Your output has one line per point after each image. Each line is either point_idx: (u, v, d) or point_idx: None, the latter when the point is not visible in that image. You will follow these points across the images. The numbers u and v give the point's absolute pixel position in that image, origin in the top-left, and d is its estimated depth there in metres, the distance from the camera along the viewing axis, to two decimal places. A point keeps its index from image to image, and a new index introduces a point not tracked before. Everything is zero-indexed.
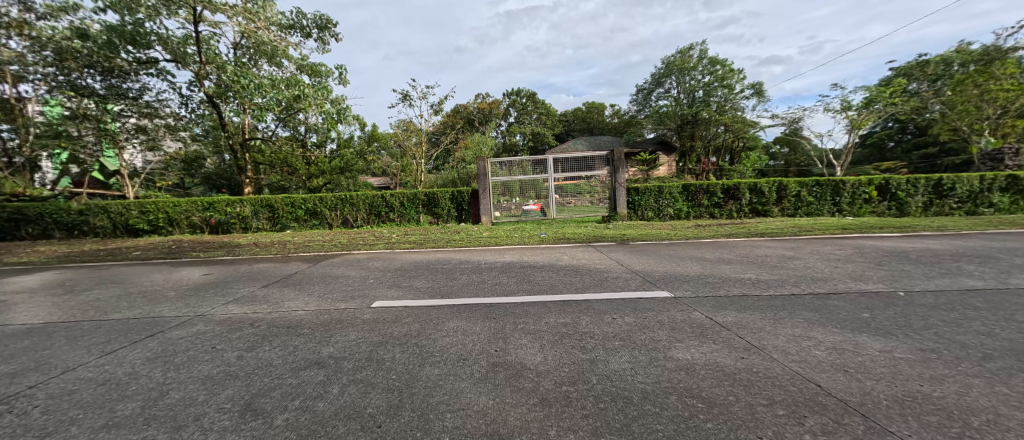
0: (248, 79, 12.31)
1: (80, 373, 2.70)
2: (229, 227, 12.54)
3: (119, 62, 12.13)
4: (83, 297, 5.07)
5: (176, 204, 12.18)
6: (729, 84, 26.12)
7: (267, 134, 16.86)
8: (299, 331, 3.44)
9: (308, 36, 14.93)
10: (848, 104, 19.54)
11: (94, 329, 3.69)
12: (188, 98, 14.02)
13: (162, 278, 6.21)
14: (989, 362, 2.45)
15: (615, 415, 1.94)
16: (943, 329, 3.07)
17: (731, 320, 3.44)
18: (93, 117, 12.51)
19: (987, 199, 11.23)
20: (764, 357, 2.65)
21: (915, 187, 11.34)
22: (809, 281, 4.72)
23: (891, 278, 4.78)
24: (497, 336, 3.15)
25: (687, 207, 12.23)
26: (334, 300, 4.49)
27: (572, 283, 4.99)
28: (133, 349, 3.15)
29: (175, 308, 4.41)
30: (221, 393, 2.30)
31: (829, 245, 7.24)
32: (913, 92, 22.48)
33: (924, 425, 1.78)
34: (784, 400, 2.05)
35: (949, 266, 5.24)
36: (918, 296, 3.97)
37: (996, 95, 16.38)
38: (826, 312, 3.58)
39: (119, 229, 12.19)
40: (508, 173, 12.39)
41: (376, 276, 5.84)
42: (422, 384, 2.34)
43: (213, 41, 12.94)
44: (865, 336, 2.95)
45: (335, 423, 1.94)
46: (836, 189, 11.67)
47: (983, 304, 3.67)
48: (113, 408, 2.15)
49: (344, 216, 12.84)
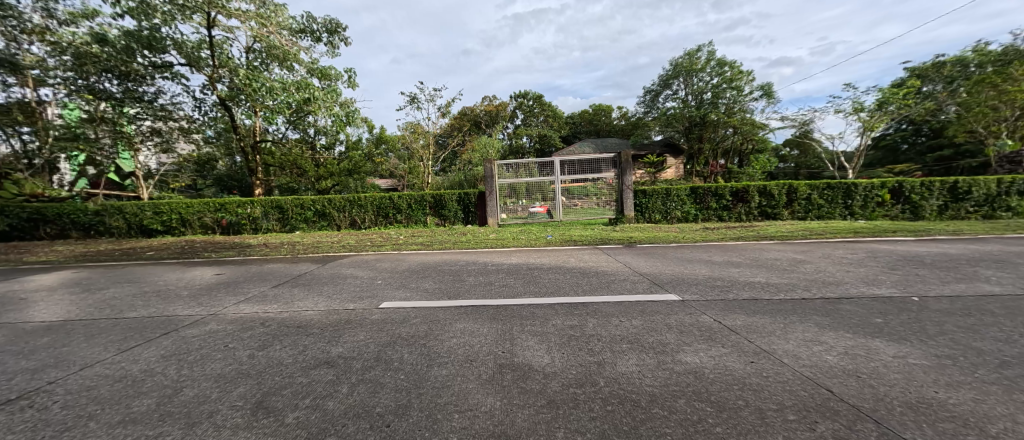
0: (260, 82, 12.59)
1: (98, 369, 2.77)
2: (240, 228, 12.71)
3: (136, 67, 12.41)
4: (99, 296, 5.20)
5: (189, 204, 12.49)
6: (738, 86, 25.64)
7: (278, 136, 17.13)
8: (309, 331, 3.48)
9: (318, 40, 15.17)
10: (860, 106, 19.21)
11: (110, 327, 3.77)
12: (201, 101, 14.28)
13: (175, 277, 6.34)
14: (1006, 369, 2.39)
15: (623, 418, 1.94)
16: (959, 335, 3.01)
17: (740, 324, 3.40)
18: (110, 120, 12.84)
19: (1005, 202, 10.93)
20: (774, 361, 2.62)
21: (929, 190, 11.14)
22: (820, 286, 4.65)
23: (905, 282, 4.70)
24: (505, 338, 3.17)
25: (695, 209, 12.15)
26: (343, 301, 4.52)
27: (579, 285, 4.99)
28: (148, 346, 3.21)
29: (188, 307, 4.49)
30: (233, 391, 2.34)
31: (842, 249, 7.13)
32: (927, 92, 22.10)
33: (938, 432, 1.75)
34: (794, 405, 2.03)
35: (965, 271, 5.13)
36: (933, 302, 3.89)
37: (1014, 96, 15.89)
38: (839, 317, 3.52)
39: (134, 230, 12.41)
40: (514, 175, 12.44)
41: (384, 277, 5.90)
42: (430, 385, 2.36)
43: (227, 45, 13.25)
44: (880, 342, 2.90)
45: (345, 422, 1.96)
46: (848, 192, 11.51)
47: (1000, 310, 3.59)
48: (129, 405, 2.20)
49: (351, 217, 12.97)
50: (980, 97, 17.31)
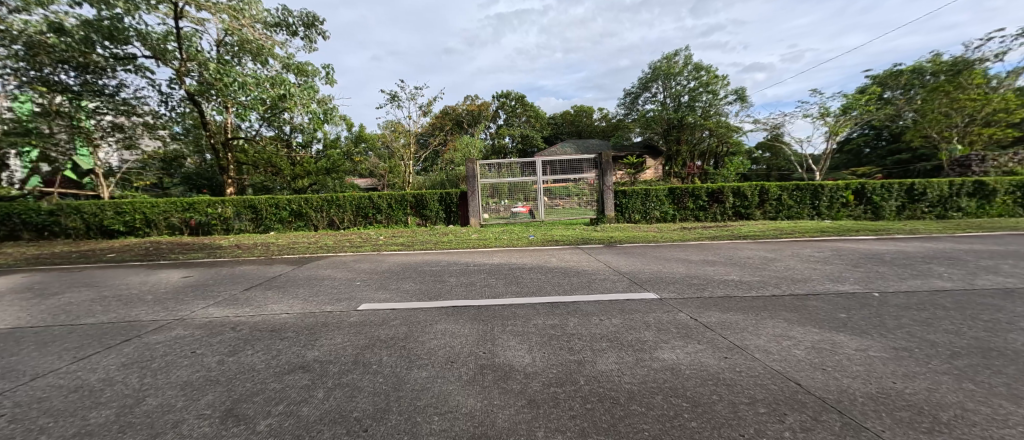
0: (231, 77, 12.01)
1: (50, 380, 2.60)
2: (209, 229, 12.20)
3: (95, 58, 11.65)
4: (53, 301, 4.88)
5: (154, 204, 11.88)
6: (713, 89, 26.52)
7: (251, 133, 16.56)
8: (283, 334, 3.37)
9: (294, 34, 14.75)
10: (826, 111, 20.16)
11: (66, 335, 3.55)
12: (168, 96, 13.69)
13: (139, 281, 6.02)
14: (956, 359, 2.56)
15: (602, 415, 1.97)
16: (915, 328, 3.20)
17: (715, 321, 3.50)
18: (65, 114, 12.19)
19: (956, 203, 11.63)
20: (746, 356, 2.71)
21: (889, 191, 11.76)
22: (789, 283, 4.85)
23: (867, 279, 4.94)
24: (485, 338, 3.15)
25: (674, 210, 12.44)
26: (319, 303, 4.39)
27: (561, 284, 5.04)
28: (107, 354, 3.03)
29: (152, 312, 4.28)
30: (200, 399, 2.24)
31: (810, 247, 7.45)
32: (887, 99, 23.39)
33: (897, 420, 1.85)
34: (765, 399, 2.10)
35: (920, 268, 5.46)
36: (892, 297, 4.12)
37: (964, 104, 17.17)
38: (806, 312, 3.68)
39: (93, 231, 11.74)
40: (497, 175, 12.42)
41: (363, 278, 5.77)
42: (409, 388, 2.32)
43: (195, 37, 12.72)
44: (843, 336, 3.04)
45: (320, 427, 1.91)
46: (815, 193, 12.03)
47: (951, 304, 3.83)
48: (86, 416, 2.08)
49: (329, 217, 12.67)
50: (934, 104, 18.40)
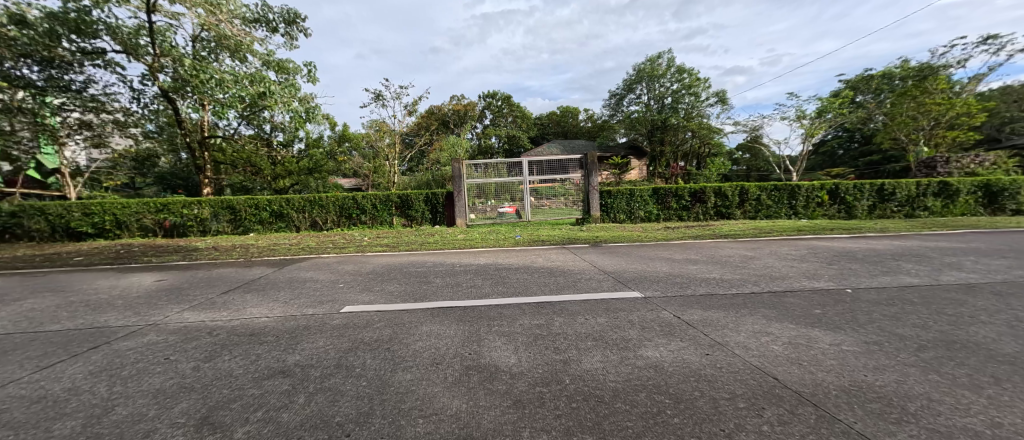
0: (207, 73, 11.74)
1: (10, 390, 2.46)
2: (185, 230, 11.80)
3: (61, 52, 11.12)
4: (15, 307, 4.63)
5: (125, 205, 11.41)
6: (695, 92, 27.08)
7: (229, 132, 16.08)
8: (263, 339, 3.29)
9: (274, 30, 14.39)
10: (803, 114, 20.82)
11: (28, 342, 3.37)
12: (140, 92, 13.17)
13: (109, 285, 5.77)
14: (923, 352, 2.67)
15: (587, 414, 1.98)
16: (884, 322, 3.33)
17: (696, 318, 3.57)
18: (30, 111, 11.35)
19: (923, 203, 12.17)
20: (727, 353, 2.78)
21: (861, 191, 12.22)
22: (768, 280, 4.98)
23: (840, 276, 5.12)
24: (471, 339, 3.14)
25: (657, 210, 12.64)
26: (300, 306, 4.30)
27: (547, 284, 5.05)
28: (73, 362, 2.90)
29: (123, 317, 4.10)
30: (174, 407, 2.16)
31: (787, 245, 7.68)
32: (859, 103, 24.32)
33: (868, 412, 1.91)
34: (744, 394, 2.15)
35: (890, 265, 5.69)
36: (864, 293, 4.28)
37: (930, 108, 17.99)
38: (783, 308, 3.79)
39: (59, 233, 11.21)
40: (483, 175, 12.39)
41: (347, 279, 5.68)
42: (393, 390, 2.29)
43: (170, 32, 12.21)
44: (818, 331, 3.14)
45: (301, 434, 1.87)
46: (792, 193, 12.41)
47: (918, 299, 4.00)
48: (49, 428, 1.98)
49: (312, 218, 12.42)
50: (902, 107, 19.22)
